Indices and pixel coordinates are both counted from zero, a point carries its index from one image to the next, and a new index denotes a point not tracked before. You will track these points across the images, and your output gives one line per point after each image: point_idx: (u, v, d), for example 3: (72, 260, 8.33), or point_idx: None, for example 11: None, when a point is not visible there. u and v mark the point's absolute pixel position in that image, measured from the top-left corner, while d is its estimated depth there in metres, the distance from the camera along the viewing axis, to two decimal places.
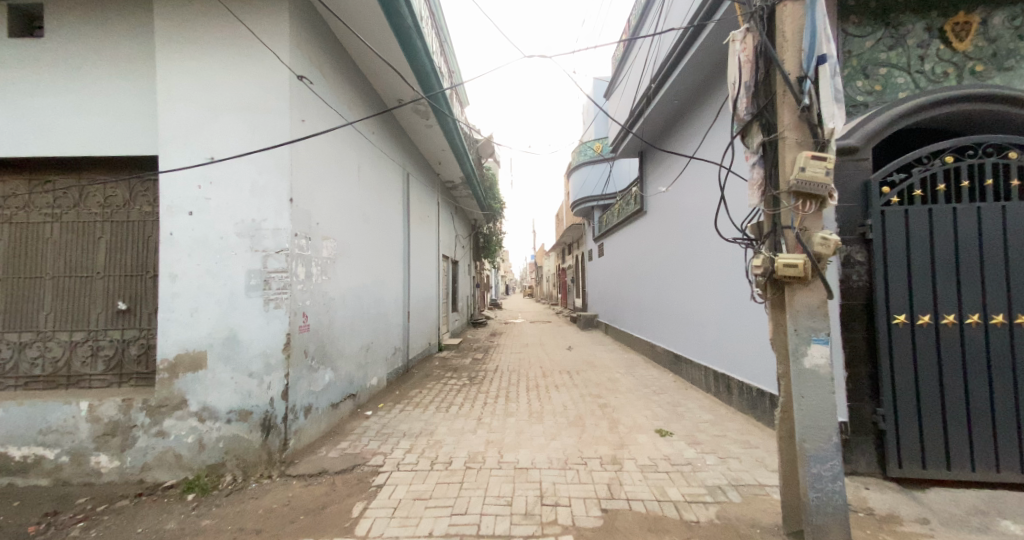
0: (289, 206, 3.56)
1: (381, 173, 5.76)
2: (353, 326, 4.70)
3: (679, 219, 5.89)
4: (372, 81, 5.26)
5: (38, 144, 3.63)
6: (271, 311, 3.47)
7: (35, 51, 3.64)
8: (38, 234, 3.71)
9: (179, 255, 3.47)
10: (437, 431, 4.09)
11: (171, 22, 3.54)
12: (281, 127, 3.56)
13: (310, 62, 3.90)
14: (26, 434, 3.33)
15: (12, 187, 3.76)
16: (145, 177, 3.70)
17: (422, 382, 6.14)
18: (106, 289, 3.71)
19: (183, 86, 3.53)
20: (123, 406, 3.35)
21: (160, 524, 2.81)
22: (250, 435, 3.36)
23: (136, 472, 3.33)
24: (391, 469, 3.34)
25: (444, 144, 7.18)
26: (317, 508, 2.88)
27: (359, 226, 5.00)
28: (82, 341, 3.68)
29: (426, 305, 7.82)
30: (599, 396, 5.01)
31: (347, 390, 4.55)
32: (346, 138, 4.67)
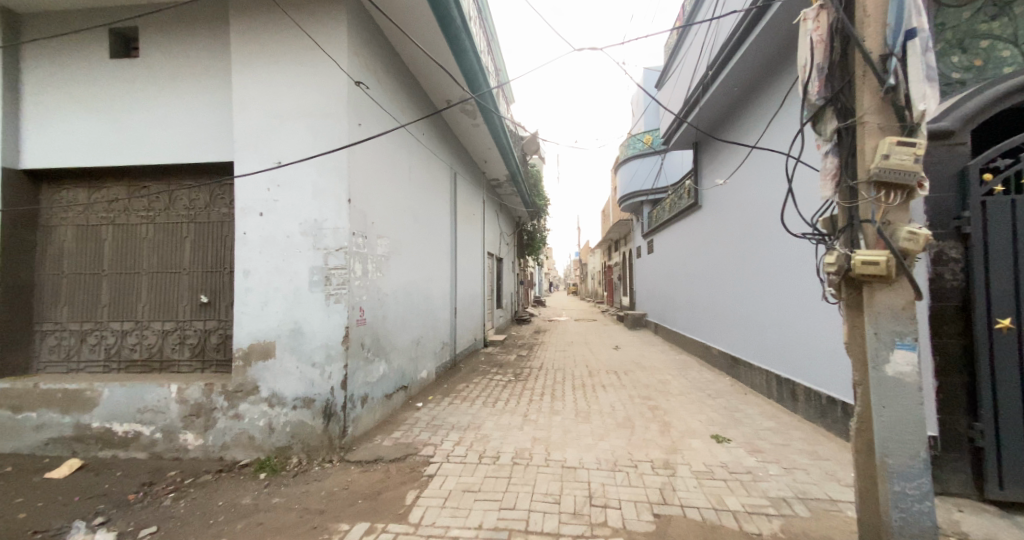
0: (348, 206, 3.74)
1: (430, 174, 5.91)
2: (404, 321, 4.87)
3: (738, 214, 5.57)
4: (422, 82, 5.40)
5: (135, 153, 4.05)
6: (332, 305, 3.67)
7: (132, 70, 4.07)
8: (136, 234, 4.16)
9: (251, 253, 3.76)
10: (484, 426, 4.15)
11: (243, 36, 3.82)
12: (340, 131, 3.75)
13: (366, 67, 4.07)
14: (126, 412, 3.74)
15: (114, 192, 4.22)
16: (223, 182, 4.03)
17: (469, 376, 6.26)
18: (191, 284, 4.09)
19: (254, 96, 3.81)
20: (205, 390, 3.68)
21: (237, 499, 3.07)
22: (313, 421, 3.58)
23: (217, 450, 3.65)
24: (441, 460, 3.43)
25: (491, 143, 7.24)
26: (373, 494, 3.01)
27: (410, 225, 5.16)
28: (171, 330, 4.08)
29: (472, 301, 7.95)
30: (649, 397, 4.87)
31: (399, 381, 4.73)
32: (397, 140, 4.84)
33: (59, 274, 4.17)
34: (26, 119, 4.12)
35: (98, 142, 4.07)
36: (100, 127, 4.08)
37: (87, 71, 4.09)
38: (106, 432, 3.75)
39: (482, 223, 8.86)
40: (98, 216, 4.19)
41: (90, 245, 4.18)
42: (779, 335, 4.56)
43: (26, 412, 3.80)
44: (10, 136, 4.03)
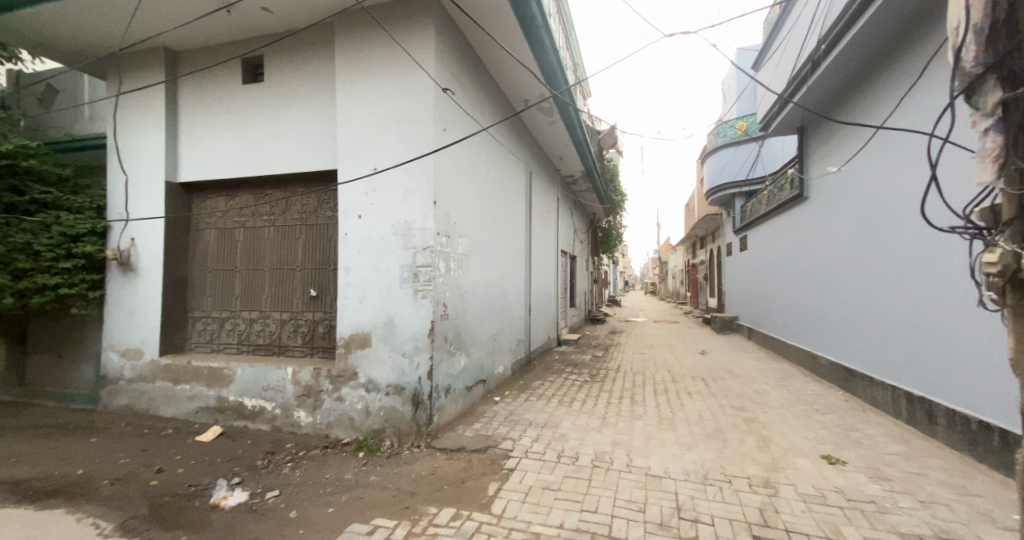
0: (434, 207, 3.93)
1: (507, 173, 6.00)
2: (483, 316, 5.02)
3: (858, 207, 4.89)
4: (501, 84, 5.49)
5: (260, 165, 4.64)
6: (420, 300, 3.89)
7: (258, 93, 4.66)
8: (261, 236, 4.77)
9: (351, 252, 4.11)
10: (562, 425, 4.13)
11: (344, 53, 4.19)
12: (430, 135, 3.95)
13: (451, 72, 4.25)
14: (253, 389, 4.31)
15: (244, 199, 4.88)
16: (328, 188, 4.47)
17: (544, 374, 6.26)
18: (303, 279, 4.60)
19: (354, 108, 4.16)
20: (314, 373, 4.12)
21: (341, 473, 3.39)
22: (403, 408, 3.83)
23: (324, 428, 4.06)
24: (521, 456, 3.48)
25: (567, 139, 7.15)
26: (457, 481, 3.15)
27: (488, 224, 5.29)
28: (287, 319, 4.62)
29: (546, 299, 7.95)
30: (742, 408, 4.48)
31: (478, 375, 4.88)
32: (478, 141, 4.98)
33: (204, 269, 4.94)
34: (179, 140, 4.91)
35: (232, 158, 4.73)
36: (234, 143, 4.73)
37: (225, 96, 4.77)
38: (237, 405, 4.36)
39: (557, 221, 8.81)
40: (232, 220, 4.88)
41: (226, 245, 4.89)
42: (913, 346, 3.93)
43: (181, 384, 4.54)
44: (170, 156, 4.83)
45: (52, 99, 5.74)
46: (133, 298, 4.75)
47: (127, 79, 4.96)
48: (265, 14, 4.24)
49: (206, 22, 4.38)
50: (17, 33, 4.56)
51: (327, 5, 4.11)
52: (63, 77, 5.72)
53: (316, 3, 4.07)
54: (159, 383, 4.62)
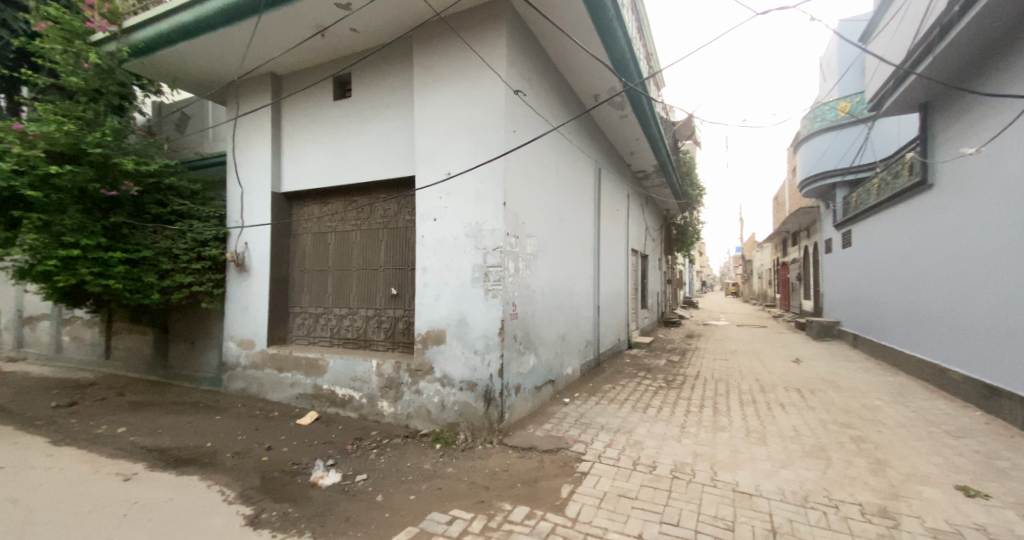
0: (504, 208, 4.00)
1: (576, 171, 5.94)
2: (551, 316, 5.01)
3: (1008, 194, 4.14)
4: (570, 81, 5.44)
5: (348, 174, 5.02)
6: (490, 299, 3.97)
7: (346, 108, 5.07)
8: (348, 239, 5.17)
9: (427, 253, 4.32)
10: (636, 431, 4.00)
11: (421, 64, 4.41)
12: (501, 137, 4.02)
13: (521, 74, 4.30)
14: (343, 379, 4.69)
15: (333, 205, 5.32)
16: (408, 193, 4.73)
17: (614, 377, 6.11)
18: (385, 278, 4.91)
19: (430, 116, 4.35)
20: (395, 367, 4.38)
21: (420, 463, 3.58)
22: (475, 404, 3.94)
23: (403, 418, 4.31)
24: (593, 460, 3.42)
25: (639, 133, 6.90)
26: (531, 480, 3.17)
27: (556, 224, 5.27)
28: (371, 316, 4.96)
29: (616, 300, 7.75)
30: (848, 426, 4.02)
31: (547, 375, 4.89)
32: (547, 141, 4.99)
33: (301, 269, 5.47)
34: (281, 153, 5.48)
35: (325, 168, 5.17)
36: (325, 155, 5.18)
37: (318, 112, 5.24)
38: (330, 393, 4.76)
39: (627, 218, 8.55)
40: (324, 225, 5.35)
41: (319, 247, 5.37)
42: None
43: (285, 371, 5.06)
44: (275, 168, 5.40)
45: (184, 123, 6.70)
46: (245, 294, 5.39)
47: (241, 102, 5.64)
48: (354, 34, 4.61)
49: (305, 47, 4.86)
50: (160, 70, 5.39)
51: (406, 20, 4.35)
52: (191, 104, 6.65)
53: (397, 18, 4.34)
54: (267, 371, 5.20)
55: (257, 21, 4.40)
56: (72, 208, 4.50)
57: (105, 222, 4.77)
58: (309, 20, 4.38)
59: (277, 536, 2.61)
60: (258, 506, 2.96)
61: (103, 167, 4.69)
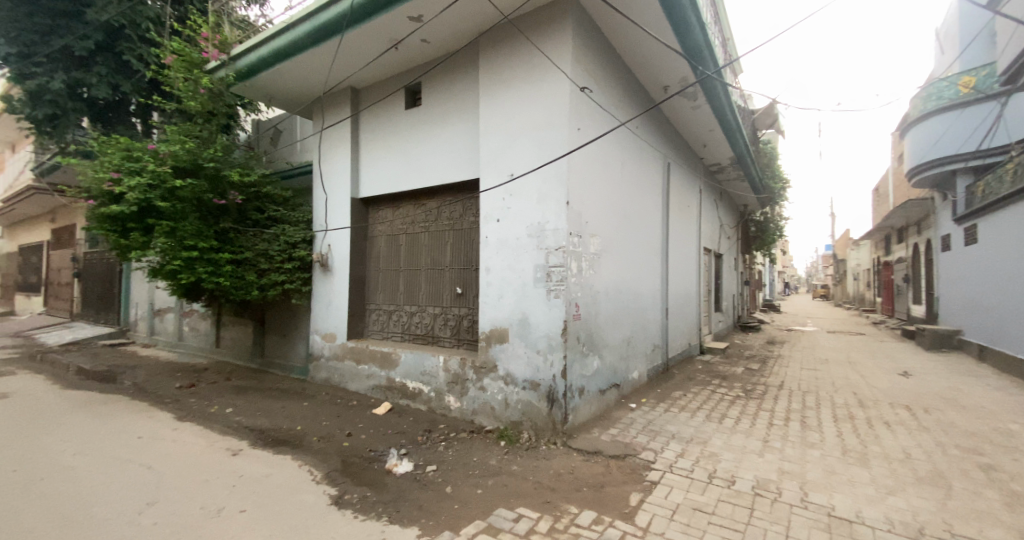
0: (567, 208, 3.94)
1: (644, 168, 5.71)
2: (616, 319, 4.86)
3: None
4: (638, 74, 5.23)
5: (417, 178, 5.23)
6: (552, 299, 3.93)
7: (415, 115, 5.28)
8: (417, 240, 5.39)
9: (490, 254, 4.39)
10: (712, 442, 3.76)
11: (487, 68, 4.48)
12: (565, 136, 3.96)
13: (586, 70, 4.20)
14: (413, 373, 4.89)
15: (404, 209, 5.57)
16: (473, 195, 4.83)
17: (685, 384, 5.81)
18: (451, 278, 5.05)
19: (495, 119, 4.41)
20: (461, 363, 4.49)
21: (486, 458, 3.63)
22: (539, 404, 3.91)
23: (469, 414, 4.40)
24: (664, 469, 3.27)
25: (713, 124, 6.49)
26: (597, 485, 3.09)
27: (621, 223, 5.10)
28: (438, 313, 5.12)
29: (686, 303, 7.37)
30: (972, 452, 3.48)
31: (612, 379, 4.75)
32: (612, 138, 4.85)
33: (375, 269, 5.79)
34: (358, 160, 5.83)
35: (396, 173, 5.43)
36: (396, 161, 5.44)
37: (390, 121, 5.52)
38: (402, 386, 4.99)
39: (698, 215, 8.08)
40: (396, 227, 5.62)
41: (391, 248, 5.65)
42: None
43: (362, 364, 5.39)
44: (352, 175, 5.76)
45: (276, 136, 7.38)
46: (328, 292, 5.82)
47: (324, 114, 6.09)
48: (424, 44, 4.80)
49: (380, 60, 5.14)
50: (259, 91, 6.00)
51: (473, 26, 4.45)
52: (282, 119, 7.31)
53: (465, 26, 4.44)
54: (346, 362, 5.57)
55: (340, 39, 4.73)
56: (191, 216, 5.10)
57: (217, 228, 5.37)
58: (384, 34, 4.63)
59: (359, 517, 2.77)
60: (341, 488, 3.17)
61: (214, 179, 5.30)
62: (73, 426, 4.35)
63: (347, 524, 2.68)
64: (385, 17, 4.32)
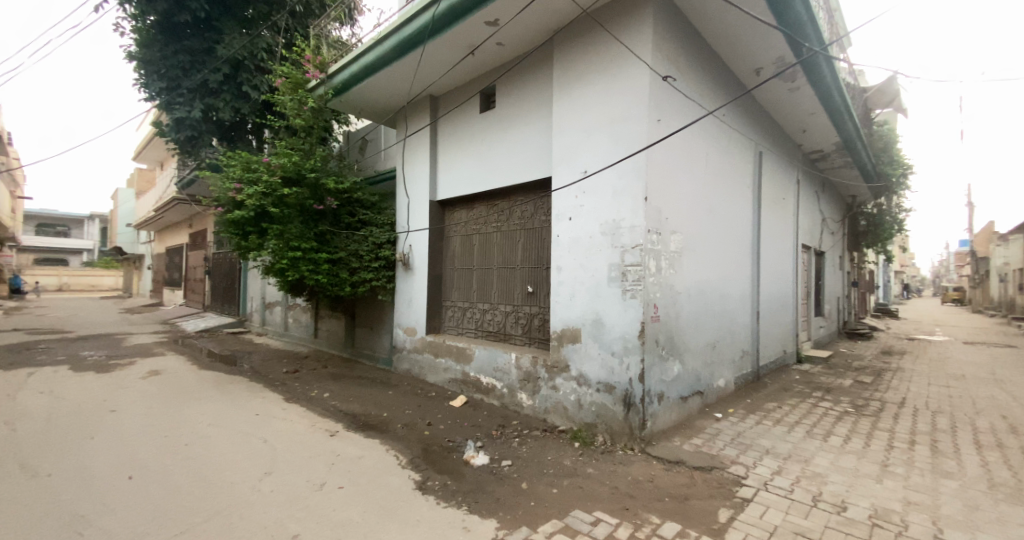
0: (645, 204, 3.75)
1: (732, 159, 5.29)
2: (699, 321, 4.56)
3: None
4: (726, 58, 4.85)
5: (491, 179, 5.31)
6: (628, 300, 3.77)
7: (489, 117, 5.38)
8: (490, 240, 5.49)
9: (564, 253, 4.35)
10: (815, 461, 3.37)
11: (561, 65, 4.42)
12: (643, 130, 3.77)
13: (668, 57, 3.97)
14: (487, 368, 4.99)
15: (477, 210, 5.69)
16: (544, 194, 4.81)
17: (780, 395, 5.29)
18: (523, 277, 5.08)
19: (569, 116, 4.34)
20: (533, 362, 4.49)
21: (561, 458, 3.59)
22: (614, 407, 3.78)
23: (542, 412, 4.38)
24: (757, 486, 2.99)
25: (815, 106, 5.81)
26: (681, 496, 2.91)
27: (705, 218, 4.76)
28: (510, 312, 5.17)
29: (780, 305, 6.72)
30: None
31: (695, 385, 4.46)
32: (696, 129, 4.54)
33: (451, 268, 5.99)
34: (436, 164, 6.07)
35: (471, 175, 5.56)
36: (470, 163, 5.58)
37: (466, 124, 5.67)
38: (476, 380, 5.11)
39: (796, 209, 7.32)
40: (470, 227, 5.77)
41: (466, 247, 5.82)
42: None
43: (439, 357, 5.61)
44: (431, 178, 6.02)
45: (364, 146, 7.95)
46: (409, 289, 6.14)
47: (407, 122, 6.43)
48: (500, 47, 4.86)
49: (459, 66, 5.30)
50: (351, 104, 6.51)
51: (549, 25, 4.42)
52: (369, 129, 7.85)
53: (540, 25, 4.43)
54: (425, 355, 5.84)
55: (422, 49, 4.95)
56: (296, 220, 5.63)
57: (316, 230, 5.86)
58: (462, 41, 4.76)
59: (442, 504, 2.87)
60: (424, 475, 3.31)
61: (314, 187, 5.80)
62: (205, 401, 5.05)
63: (430, 509, 2.79)
64: (464, 25, 4.43)
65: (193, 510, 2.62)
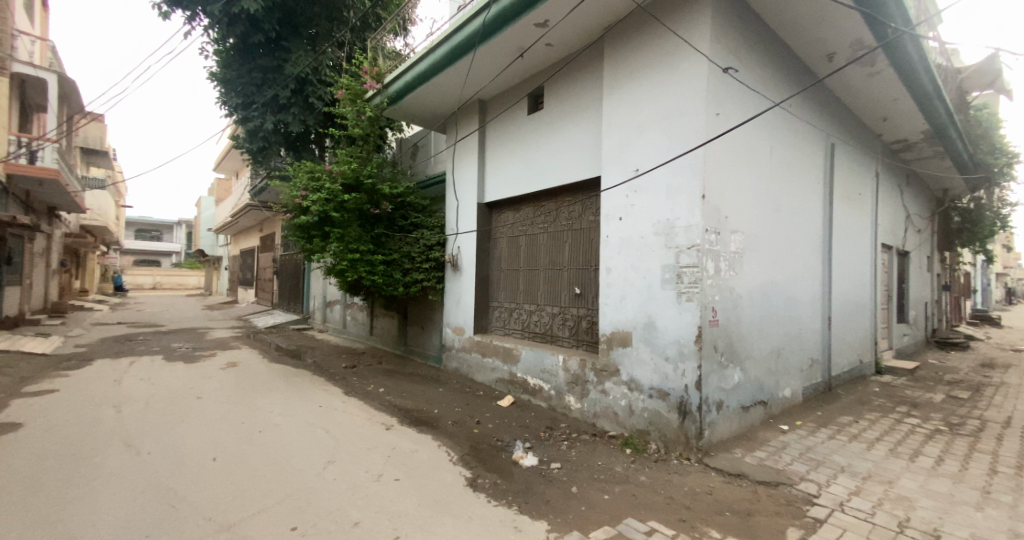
0: (702, 201, 3.56)
1: (800, 152, 4.91)
2: (762, 326, 4.28)
3: None
4: (793, 45, 4.52)
5: (538, 180, 5.29)
6: (683, 303, 3.61)
7: (537, 118, 5.37)
8: (537, 241, 5.48)
9: (614, 254, 4.25)
10: (900, 483, 3.04)
11: (612, 63, 4.33)
12: (700, 125, 3.59)
13: (728, 48, 3.76)
14: (534, 369, 4.97)
15: (524, 211, 5.69)
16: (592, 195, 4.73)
17: (856, 408, 4.84)
18: (570, 278, 5.01)
19: (620, 114, 4.24)
20: (581, 364, 4.42)
21: (611, 464, 3.50)
22: (669, 414, 3.62)
23: (591, 416, 4.29)
24: (832, 506, 2.75)
25: (898, 91, 5.28)
26: (743, 512, 2.74)
27: (769, 216, 4.46)
28: (557, 313, 5.12)
29: (857, 310, 6.16)
30: None
31: (758, 395, 4.19)
32: (759, 122, 4.26)
33: (499, 269, 6.03)
34: (485, 166, 6.15)
35: (518, 176, 5.57)
36: (518, 165, 5.59)
37: (514, 126, 5.69)
38: (523, 381, 5.11)
39: (874, 205, 6.69)
40: (517, 228, 5.78)
41: (513, 249, 5.84)
42: None
43: (487, 357, 5.67)
44: (479, 181, 6.10)
45: (415, 151, 8.21)
46: (457, 290, 6.26)
47: (457, 127, 6.56)
48: (550, 48, 4.84)
49: (508, 69, 5.34)
50: (405, 111, 6.75)
51: (600, 22, 4.34)
52: (421, 136, 8.10)
53: (591, 23, 4.36)
54: (473, 355, 5.92)
55: (473, 55, 5.03)
56: (354, 224, 5.91)
57: (372, 233, 6.12)
58: (512, 44, 4.79)
59: (492, 502, 2.89)
60: (475, 472, 3.35)
61: (371, 192, 6.06)
62: (274, 392, 5.42)
63: (481, 507, 2.81)
64: (514, 28, 4.45)
65: (266, 493, 2.81)
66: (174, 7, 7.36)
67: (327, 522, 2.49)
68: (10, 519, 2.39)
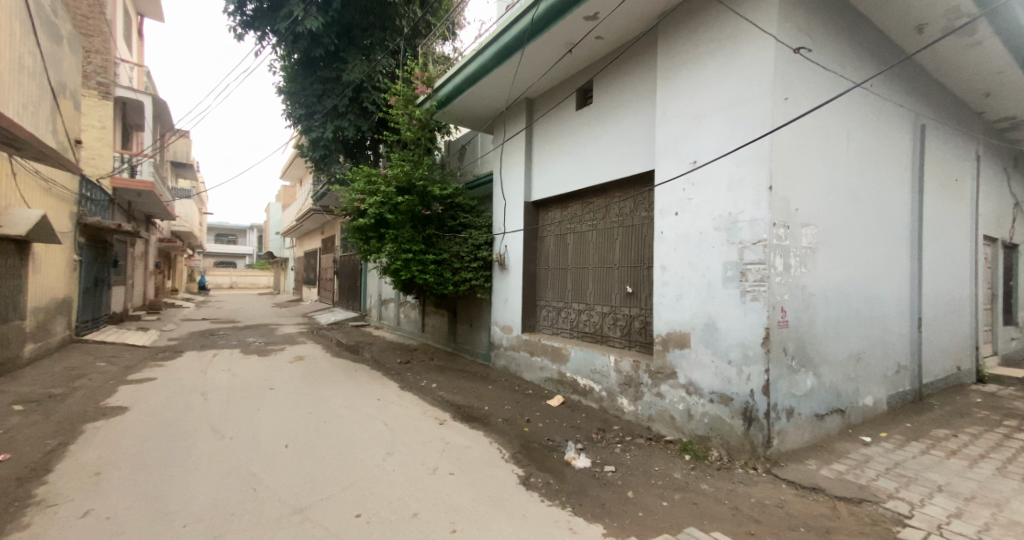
0: (769, 193, 3.32)
1: (883, 136, 4.45)
2: (839, 328, 3.93)
3: None
4: (875, 18, 4.09)
5: (587, 177, 5.18)
6: (748, 302, 3.39)
7: (586, 114, 5.27)
8: (586, 239, 5.38)
9: (669, 251, 4.08)
10: (1012, 507, 2.67)
11: (667, 52, 4.16)
12: (765, 111, 3.35)
13: (798, 26, 3.48)
14: (585, 369, 4.88)
15: (573, 209, 5.61)
16: (644, 191, 4.57)
17: (954, 421, 4.32)
18: (621, 277, 4.88)
19: (676, 104, 4.06)
20: (635, 366, 4.28)
21: (669, 470, 3.36)
22: (732, 420, 3.42)
23: (646, 419, 4.15)
24: (927, 529, 2.46)
25: (1004, 61, 4.65)
26: (820, 528, 2.52)
27: (846, 206, 4.07)
28: (607, 313, 5.00)
29: (952, 311, 5.50)
30: None
31: (833, 402, 3.85)
32: (834, 105, 3.91)
33: (546, 268, 5.99)
34: (532, 165, 6.13)
35: (567, 173, 5.49)
36: (567, 162, 5.51)
37: (563, 123, 5.61)
38: (573, 381, 5.04)
39: (975, 193, 5.93)
40: (565, 226, 5.70)
41: (561, 247, 5.77)
42: None
43: (536, 356, 5.65)
44: (526, 180, 6.09)
45: (463, 153, 8.34)
46: (506, 288, 6.29)
47: (506, 127, 6.56)
48: (600, 42, 4.73)
49: (557, 65, 5.28)
50: (455, 114, 6.88)
51: (654, 10, 4.17)
52: (469, 137, 8.22)
53: (644, 11, 4.19)
54: (522, 353, 5.92)
55: (521, 53, 5.02)
56: (407, 225, 6.12)
57: (424, 233, 6.31)
58: (560, 40, 4.72)
59: (545, 502, 2.86)
60: (527, 470, 3.34)
61: (423, 194, 6.23)
62: (336, 385, 5.72)
63: (535, 505, 2.80)
64: (563, 23, 4.38)
65: (334, 480, 2.96)
66: (247, 29, 7.98)
67: (388, 511, 2.58)
68: (119, 492, 2.68)
